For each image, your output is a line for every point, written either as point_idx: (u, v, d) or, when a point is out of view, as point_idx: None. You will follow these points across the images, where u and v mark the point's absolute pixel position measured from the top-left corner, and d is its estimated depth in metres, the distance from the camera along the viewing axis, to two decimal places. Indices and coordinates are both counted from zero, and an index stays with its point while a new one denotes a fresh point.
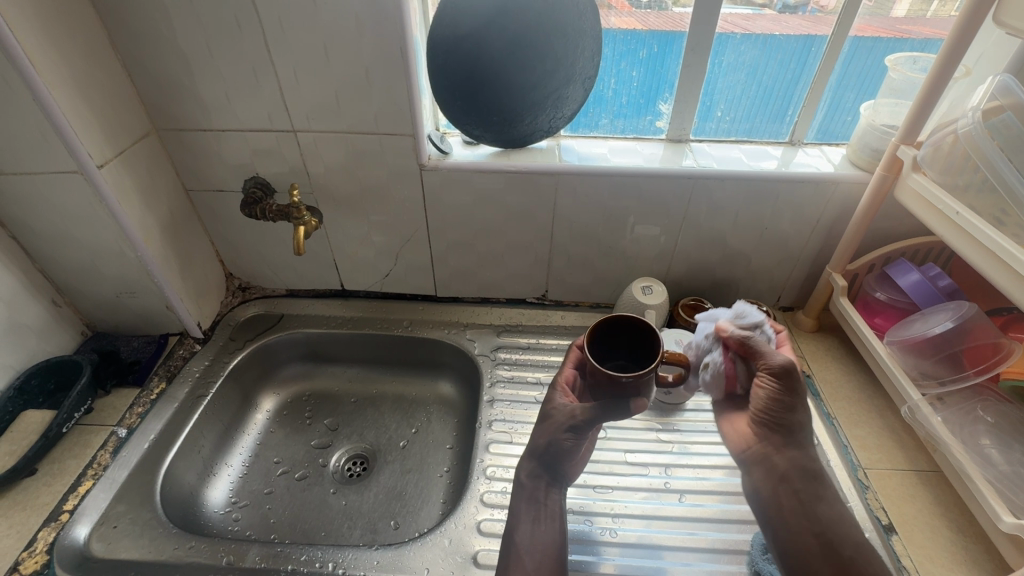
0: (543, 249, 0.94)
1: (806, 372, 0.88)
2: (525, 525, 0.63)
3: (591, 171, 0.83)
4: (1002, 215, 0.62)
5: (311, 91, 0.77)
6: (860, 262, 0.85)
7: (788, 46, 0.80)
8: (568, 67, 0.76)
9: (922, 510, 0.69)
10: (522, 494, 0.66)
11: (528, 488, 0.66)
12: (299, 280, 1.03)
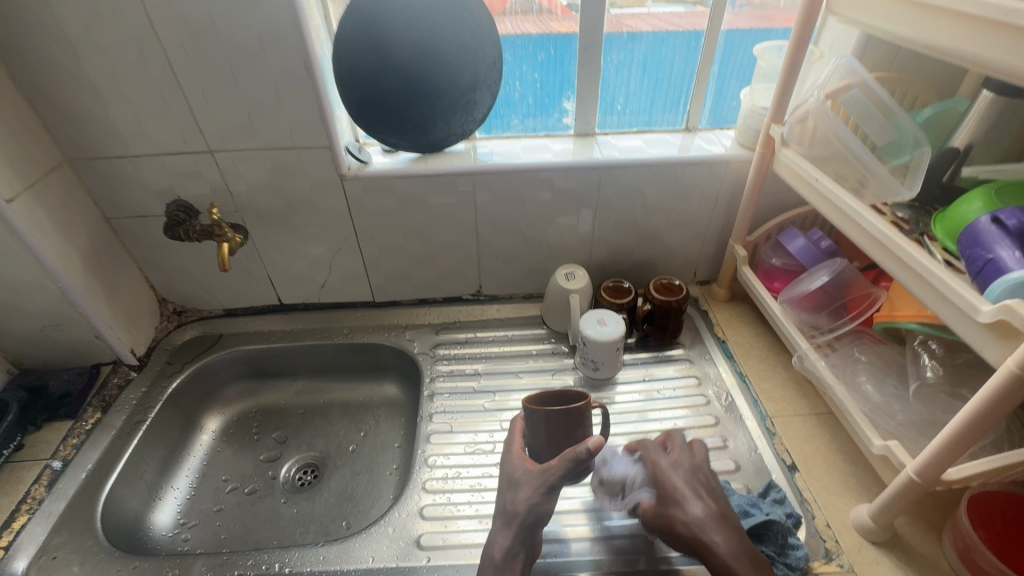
0: (471, 247, 0.99)
1: (721, 339, 0.96)
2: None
3: (504, 170, 0.89)
4: (858, 180, 0.71)
5: (223, 112, 0.79)
6: (757, 233, 0.93)
7: (672, 42, 0.88)
8: (472, 73, 0.81)
9: (820, 448, 0.76)
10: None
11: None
12: (235, 299, 1.04)
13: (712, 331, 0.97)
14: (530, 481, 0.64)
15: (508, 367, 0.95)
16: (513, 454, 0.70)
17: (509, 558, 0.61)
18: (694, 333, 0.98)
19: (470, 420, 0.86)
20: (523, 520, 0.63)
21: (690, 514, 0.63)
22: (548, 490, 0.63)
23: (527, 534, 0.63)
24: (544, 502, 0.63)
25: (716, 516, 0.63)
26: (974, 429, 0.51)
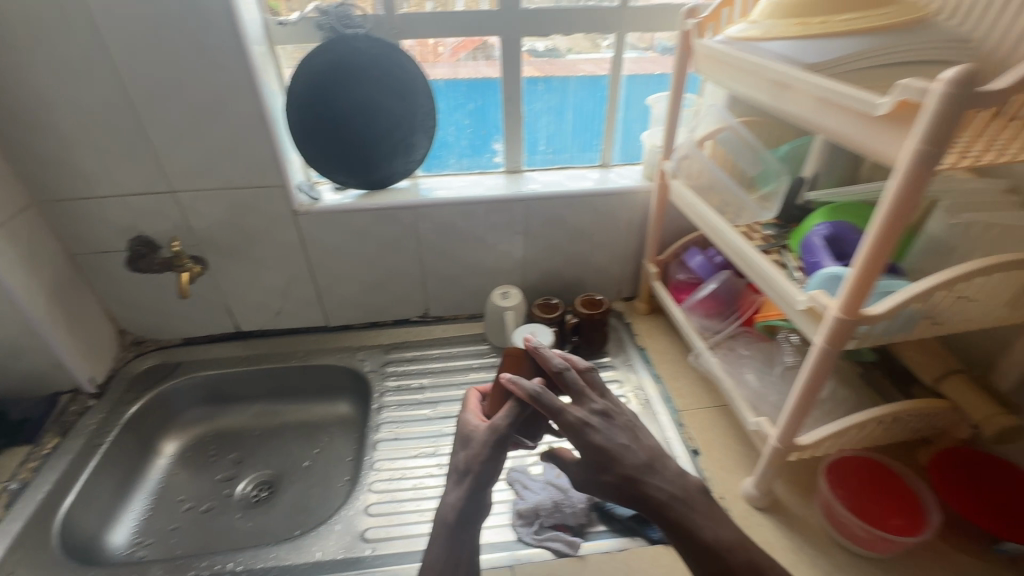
0: (416, 272, 1.09)
1: (641, 346, 1.08)
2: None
3: (442, 203, 1.01)
4: (728, 207, 0.87)
5: (184, 157, 0.89)
6: (667, 253, 1.08)
7: (581, 94, 1.04)
8: (409, 120, 0.95)
9: (719, 434, 0.88)
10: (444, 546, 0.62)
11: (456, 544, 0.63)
12: (194, 328, 1.10)
13: (634, 340, 1.10)
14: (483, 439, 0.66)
15: (451, 380, 1.04)
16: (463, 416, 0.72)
17: (462, 520, 0.63)
18: (619, 342, 1.10)
19: (415, 428, 0.94)
20: (479, 482, 0.64)
21: (627, 471, 0.61)
22: (495, 447, 0.65)
23: (481, 497, 0.64)
24: (494, 462, 0.65)
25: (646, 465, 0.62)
26: (810, 384, 0.63)
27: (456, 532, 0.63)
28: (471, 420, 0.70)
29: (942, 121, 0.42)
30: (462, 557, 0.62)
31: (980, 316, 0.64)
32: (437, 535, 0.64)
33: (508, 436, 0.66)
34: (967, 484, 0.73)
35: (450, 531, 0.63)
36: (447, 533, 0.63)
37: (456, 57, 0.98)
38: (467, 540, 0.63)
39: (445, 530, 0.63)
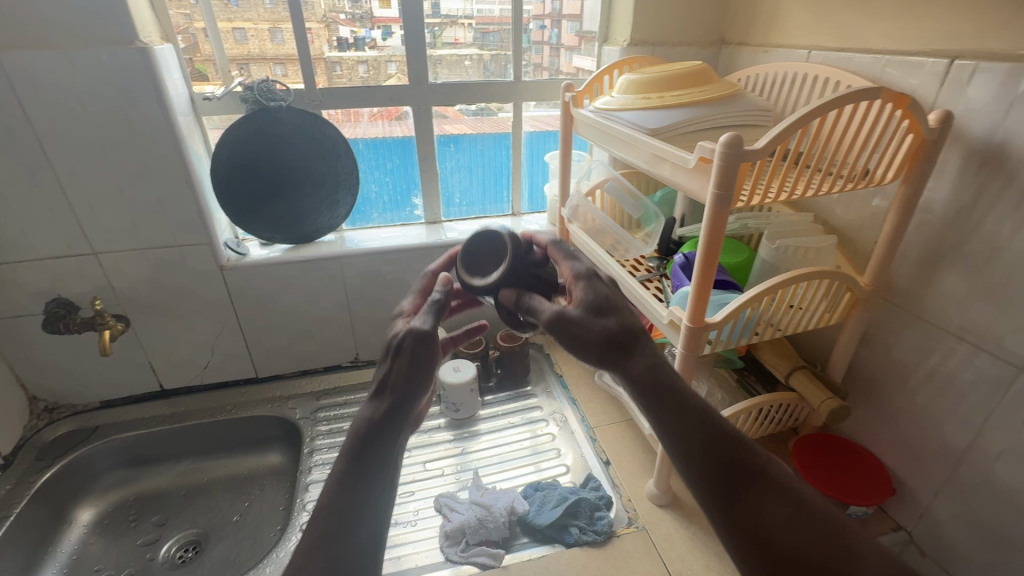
0: (345, 318, 1.15)
1: (559, 373, 1.19)
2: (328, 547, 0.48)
3: (366, 253, 1.09)
4: (615, 246, 1.02)
5: (108, 220, 0.92)
6: (575, 287, 1.22)
7: (488, 153, 1.20)
8: (332, 179, 1.05)
9: (626, 444, 0.99)
10: (339, 493, 0.51)
11: (357, 487, 0.51)
12: (114, 390, 1.09)
13: (553, 368, 1.21)
14: (405, 349, 0.55)
15: None
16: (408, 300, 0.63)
17: (364, 454, 0.52)
18: (539, 372, 1.21)
19: None
20: (388, 406, 0.54)
21: (624, 320, 0.55)
22: (421, 342, 0.55)
23: (386, 427, 0.54)
24: (415, 372, 0.55)
25: (627, 330, 0.54)
26: (683, 381, 0.75)
27: (360, 458, 0.52)
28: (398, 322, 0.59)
29: (726, 169, 0.58)
30: (361, 500, 0.50)
31: (808, 321, 0.79)
32: (331, 479, 0.52)
33: (438, 332, 0.55)
34: (824, 456, 0.87)
35: (353, 459, 0.52)
36: (345, 473, 0.52)
37: (375, 122, 1.10)
38: (370, 482, 0.51)
39: (342, 471, 0.52)
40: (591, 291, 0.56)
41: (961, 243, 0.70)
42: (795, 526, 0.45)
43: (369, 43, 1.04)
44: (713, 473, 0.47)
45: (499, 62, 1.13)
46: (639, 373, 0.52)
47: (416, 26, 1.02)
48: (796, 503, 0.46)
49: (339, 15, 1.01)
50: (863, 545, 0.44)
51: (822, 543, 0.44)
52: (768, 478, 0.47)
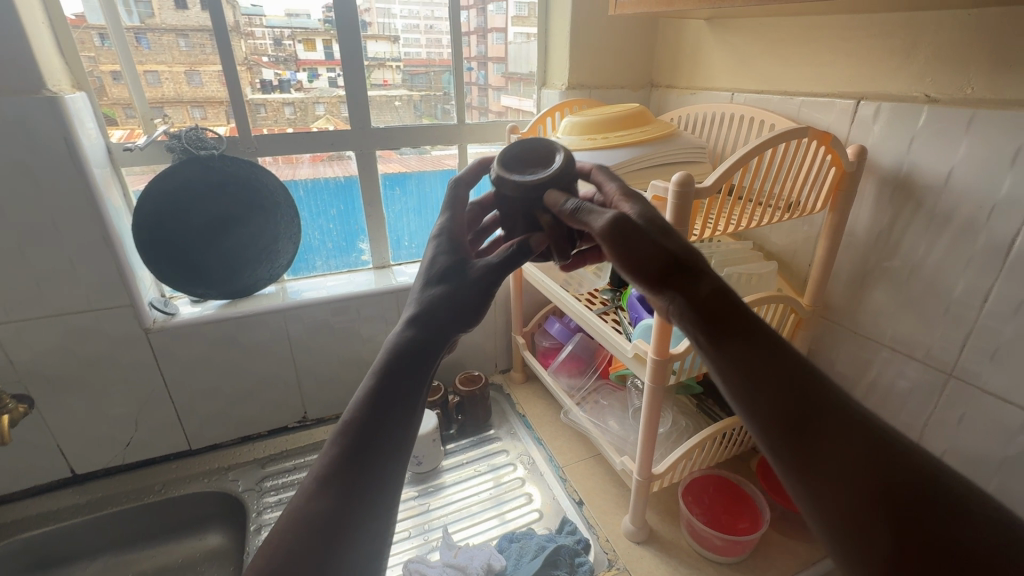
0: (290, 375, 1.07)
1: (521, 414, 1.16)
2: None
3: (311, 304, 1.03)
4: (569, 281, 1.08)
5: (6, 286, 0.81)
6: (531, 324, 1.22)
7: (435, 195, 1.20)
8: (271, 229, 0.99)
9: (597, 481, 0.97)
10: (331, 500, 0.32)
11: (361, 484, 0.33)
12: (13, 482, 0.94)
13: (515, 409, 1.18)
14: (439, 284, 0.39)
15: None
16: (440, 216, 0.44)
17: (367, 440, 0.33)
18: (502, 413, 1.18)
19: None
20: (407, 364, 0.35)
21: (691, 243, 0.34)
22: (461, 280, 0.39)
23: (408, 394, 0.35)
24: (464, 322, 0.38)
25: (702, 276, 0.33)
26: (652, 412, 0.76)
27: (359, 425, 0.34)
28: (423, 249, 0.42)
29: (680, 209, 0.60)
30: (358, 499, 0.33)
31: None
32: (312, 479, 0.33)
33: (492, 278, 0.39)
34: None
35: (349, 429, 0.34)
36: (338, 471, 0.33)
37: (315, 164, 1.06)
38: (370, 486, 0.33)
39: (336, 468, 0.33)
40: (645, 205, 0.36)
41: (886, 263, 0.76)
42: (876, 484, 0.28)
43: (293, 85, 1.00)
44: (769, 416, 0.30)
45: (429, 102, 1.12)
46: (703, 298, 0.32)
47: (350, 67, 1.01)
48: (883, 449, 0.29)
49: (261, 57, 0.97)
50: (987, 522, 0.27)
51: (919, 521, 0.28)
52: (847, 430, 0.30)
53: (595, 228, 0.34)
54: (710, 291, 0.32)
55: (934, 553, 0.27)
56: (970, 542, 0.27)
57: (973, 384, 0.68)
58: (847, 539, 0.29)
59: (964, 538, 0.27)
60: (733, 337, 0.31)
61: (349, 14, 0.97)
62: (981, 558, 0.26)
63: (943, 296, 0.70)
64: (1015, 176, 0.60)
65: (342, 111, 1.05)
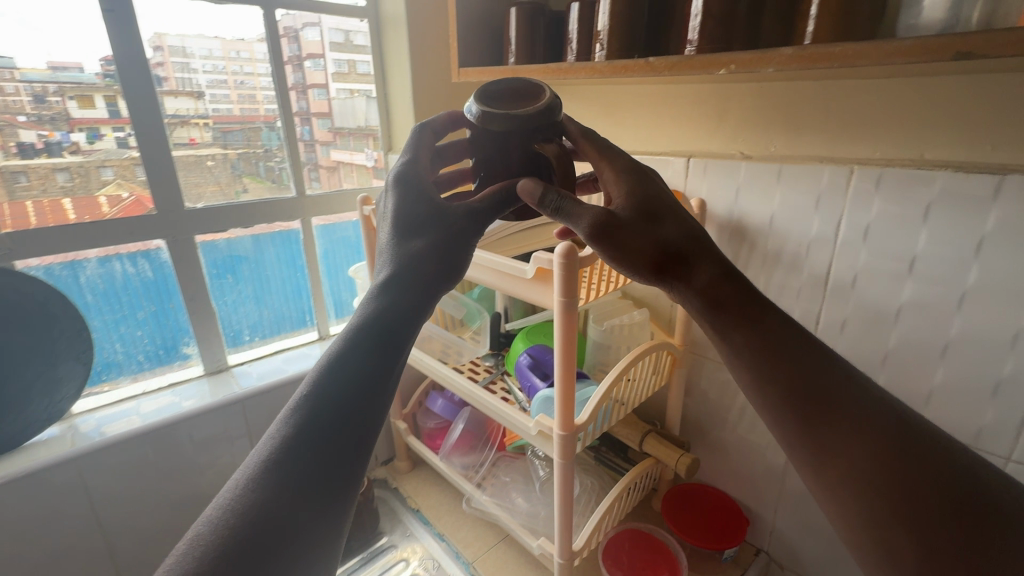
0: (93, 543, 0.79)
1: (414, 508, 1.03)
2: (298, 491, 0.32)
3: (118, 441, 0.78)
4: (446, 351, 0.99)
5: None
6: (411, 403, 1.11)
7: (277, 277, 1.06)
8: (47, 350, 0.74)
9: (512, 569, 0.89)
10: (319, 418, 0.34)
11: (365, 386, 0.35)
12: None
13: (406, 504, 1.04)
14: (419, 230, 0.43)
15: None
16: (403, 155, 0.47)
17: (351, 369, 0.35)
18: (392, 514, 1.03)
19: None
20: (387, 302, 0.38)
21: (671, 231, 0.45)
22: (460, 221, 0.43)
23: (404, 317, 0.38)
24: (444, 268, 0.42)
25: (701, 238, 0.46)
26: (567, 488, 0.72)
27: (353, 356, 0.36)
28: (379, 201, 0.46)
29: (567, 278, 0.58)
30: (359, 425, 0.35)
31: (644, 390, 0.86)
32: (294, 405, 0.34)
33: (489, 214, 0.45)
34: (694, 511, 0.92)
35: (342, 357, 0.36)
36: (326, 395, 0.34)
37: (107, 257, 0.84)
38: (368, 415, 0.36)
39: (322, 393, 0.34)
40: (635, 187, 0.46)
41: None
42: (860, 456, 0.38)
43: (67, 147, 0.79)
44: (788, 400, 0.42)
45: (248, 160, 0.97)
46: (700, 286, 0.45)
47: (142, 130, 0.82)
48: (860, 430, 0.39)
49: (15, 116, 0.75)
50: (935, 469, 0.37)
51: (888, 479, 0.37)
52: (857, 389, 0.41)
53: (586, 220, 0.45)
54: (706, 254, 0.45)
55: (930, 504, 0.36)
56: (920, 497, 0.36)
57: None
58: (838, 496, 0.39)
59: (919, 492, 0.36)
60: (724, 280, 0.45)
61: (138, 68, 0.80)
62: (936, 509, 0.36)
63: None
64: (821, 217, 0.71)
65: (138, 174, 0.84)
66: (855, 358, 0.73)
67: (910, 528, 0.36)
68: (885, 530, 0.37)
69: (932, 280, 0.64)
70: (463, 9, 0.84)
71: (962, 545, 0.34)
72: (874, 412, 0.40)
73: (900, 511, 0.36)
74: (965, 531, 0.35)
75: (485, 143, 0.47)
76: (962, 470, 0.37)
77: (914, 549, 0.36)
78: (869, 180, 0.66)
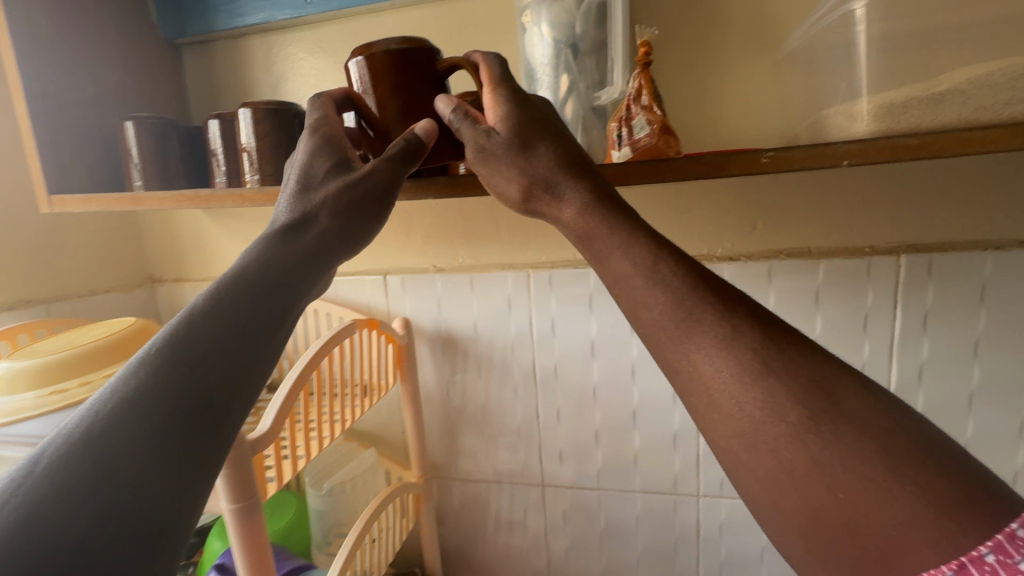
0: None
1: None
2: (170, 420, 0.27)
3: None
4: None
5: None
6: None
7: None
8: None
9: None
10: (196, 352, 0.31)
11: (247, 338, 0.33)
12: None
13: None
14: (314, 188, 0.44)
15: None
16: (312, 112, 0.48)
17: (233, 317, 0.34)
18: None
19: None
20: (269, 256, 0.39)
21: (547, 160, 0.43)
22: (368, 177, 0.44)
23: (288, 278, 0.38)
24: (341, 228, 0.44)
25: (580, 157, 0.44)
26: None
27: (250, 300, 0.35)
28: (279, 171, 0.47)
29: (240, 479, 0.43)
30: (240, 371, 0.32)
31: (390, 545, 0.73)
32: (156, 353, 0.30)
33: (395, 172, 0.45)
34: None
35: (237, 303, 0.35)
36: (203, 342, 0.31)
37: None
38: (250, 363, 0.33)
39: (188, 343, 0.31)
40: (520, 117, 0.45)
41: (462, 409, 0.81)
42: (731, 376, 0.34)
43: None
44: (654, 315, 0.37)
45: None
46: (568, 213, 0.42)
47: None
48: (729, 342, 0.35)
49: None
50: (801, 374, 0.33)
51: (755, 390, 0.33)
52: (730, 296, 0.37)
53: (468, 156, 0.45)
54: (579, 178, 0.43)
55: (799, 430, 0.32)
56: (787, 405, 0.32)
57: (558, 484, 0.79)
58: (712, 418, 0.34)
59: (786, 399, 0.32)
60: (598, 195, 0.42)
61: None
62: (805, 435, 0.31)
63: (512, 422, 0.79)
64: (515, 318, 0.75)
65: None
66: (575, 441, 0.77)
67: (775, 436, 0.32)
68: (756, 443, 0.33)
69: (610, 359, 0.73)
70: (48, 117, 0.63)
71: (829, 450, 0.31)
72: (745, 320, 0.35)
73: (766, 422, 0.32)
74: (830, 437, 0.31)
75: (377, 87, 0.47)
76: (830, 371, 0.34)
77: (785, 457, 0.32)
78: (544, 281, 0.73)
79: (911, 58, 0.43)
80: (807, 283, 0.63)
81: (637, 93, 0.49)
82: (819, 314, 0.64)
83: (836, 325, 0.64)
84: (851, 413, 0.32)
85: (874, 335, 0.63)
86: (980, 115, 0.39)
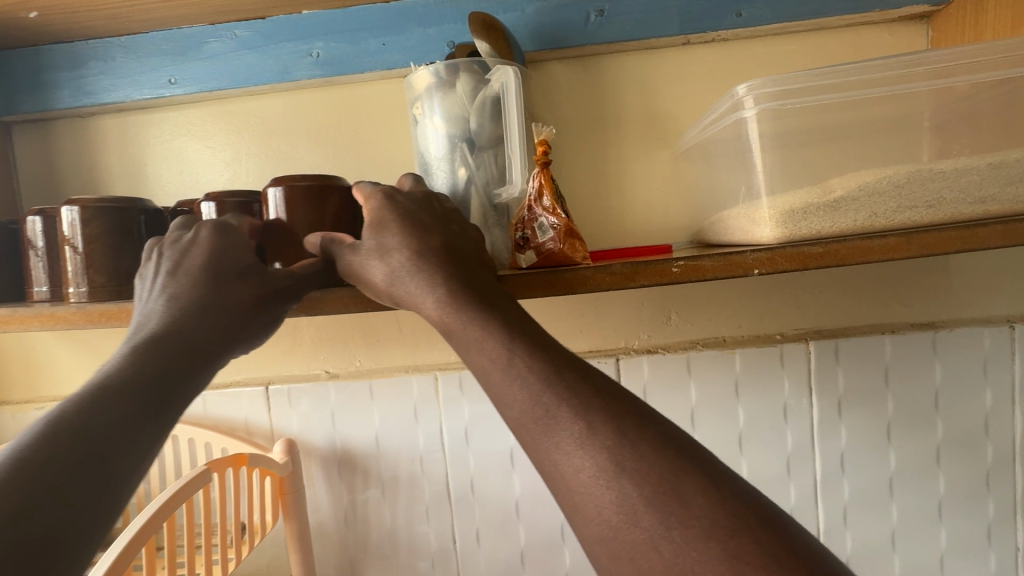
0: None
1: None
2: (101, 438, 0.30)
3: None
4: None
5: None
6: None
7: None
8: None
9: None
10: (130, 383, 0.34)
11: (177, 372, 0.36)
12: None
13: None
14: (216, 276, 0.42)
15: None
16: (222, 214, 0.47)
17: (164, 355, 0.36)
18: None
19: None
20: (175, 331, 0.38)
21: (413, 257, 0.39)
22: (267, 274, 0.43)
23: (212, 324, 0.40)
24: (244, 322, 0.41)
25: (444, 246, 0.40)
26: None
27: (172, 349, 0.37)
28: (160, 257, 0.43)
29: None
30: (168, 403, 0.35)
31: None
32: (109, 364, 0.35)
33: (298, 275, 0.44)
34: None
35: (160, 351, 0.36)
36: (139, 368, 0.35)
37: None
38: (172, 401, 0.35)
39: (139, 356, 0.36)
40: (388, 218, 0.42)
41: (362, 543, 0.68)
42: (589, 472, 0.29)
43: None
44: (514, 409, 0.32)
45: None
46: (432, 305, 0.37)
47: None
48: (583, 439, 0.29)
49: None
50: (652, 469, 0.28)
51: (612, 490, 0.28)
52: (585, 378, 0.32)
53: (340, 271, 0.43)
54: (444, 269, 0.39)
55: (654, 539, 0.26)
56: (640, 507, 0.27)
57: None
58: (574, 522, 0.29)
59: (640, 502, 0.27)
60: (455, 286, 0.38)
61: None
62: (666, 543, 0.26)
63: (423, 553, 0.67)
64: (424, 429, 0.66)
65: None
66: (498, 567, 0.67)
67: (631, 544, 0.27)
68: (615, 551, 0.27)
69: (531, 470, 0.65)
70: None
71: (684, 558, 0.26)
72: (598, 405, 0.31)
73: (625, 527, 0.27)
74: (684, 542, 0.26)
75: (296, 217, 0.46)
76: (687, 461, 0.29)
77: (644, 565, 0.26)
78: (454, 384, 0.65)
79: (804, 163, 0.42)
80: (726, 375, 0.61)
81: (538, 193, 0.46)
82: (740, 407, 0.61)
83: (759, 417, 0.61)
84: (702, 514, 0.27)
85: (795, 426, 0.61)
86: (874, 222, 0.39)
